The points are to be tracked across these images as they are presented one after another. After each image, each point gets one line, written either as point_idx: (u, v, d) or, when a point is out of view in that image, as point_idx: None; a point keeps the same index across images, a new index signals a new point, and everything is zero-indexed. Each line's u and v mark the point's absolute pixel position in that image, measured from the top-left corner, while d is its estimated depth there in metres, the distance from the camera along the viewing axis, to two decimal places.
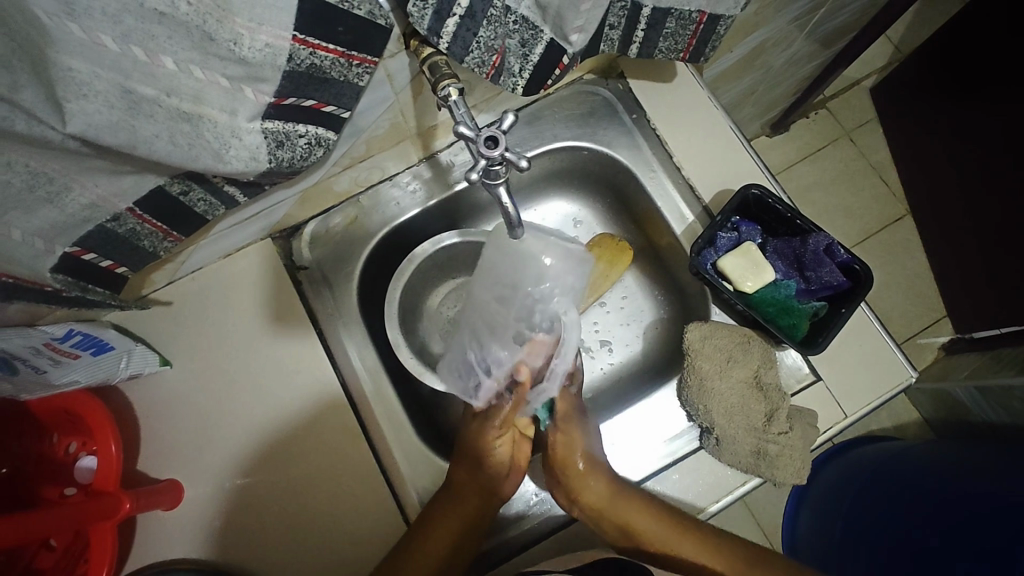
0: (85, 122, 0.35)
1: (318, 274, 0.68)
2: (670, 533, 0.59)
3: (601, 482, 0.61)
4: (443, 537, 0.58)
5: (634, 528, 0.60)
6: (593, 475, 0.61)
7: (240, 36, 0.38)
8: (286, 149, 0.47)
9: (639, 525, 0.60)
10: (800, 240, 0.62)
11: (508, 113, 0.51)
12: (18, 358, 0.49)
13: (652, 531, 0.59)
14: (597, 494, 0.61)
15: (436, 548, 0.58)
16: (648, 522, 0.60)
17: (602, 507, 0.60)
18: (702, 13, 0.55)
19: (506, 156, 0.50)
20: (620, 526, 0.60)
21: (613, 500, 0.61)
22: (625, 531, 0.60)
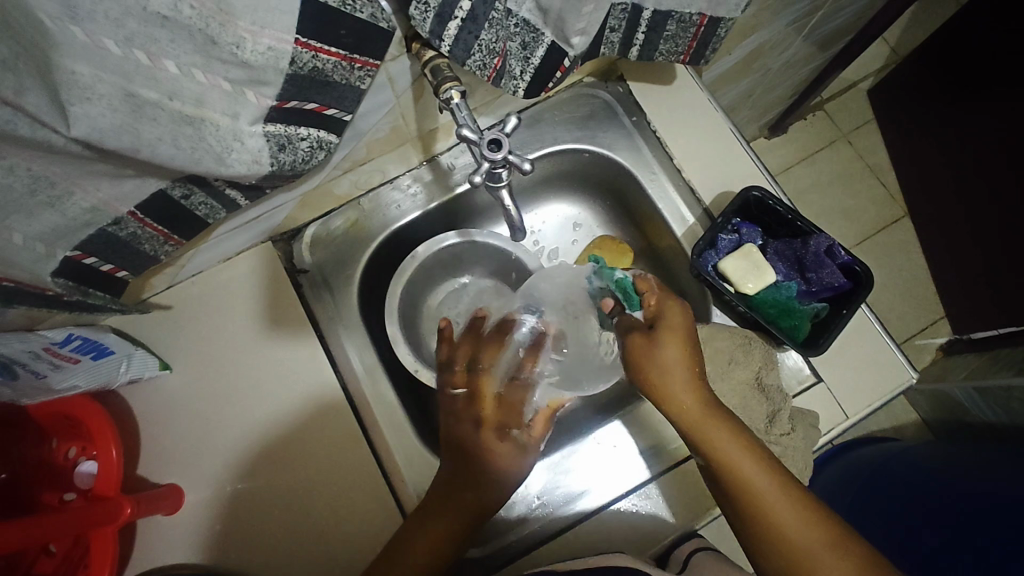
0: (90, 125, 0.35)
1: (319, 277, 0.68)
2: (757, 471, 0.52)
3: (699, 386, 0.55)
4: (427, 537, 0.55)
5: (712, 443, 0.53)
6: (689, 394, 0.54)
7: (243, 39, 0.38)
8: (288, 153, 0.47)
9: (729, 452, 0.52)
10: (800, 242, 0.63)
11: (512, 115, 0.51)
12: (17, 362, 0.48)
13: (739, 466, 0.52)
14: (684, 395, 0.54)
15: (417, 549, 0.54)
16: (721, 431, 0.53)
17: (690, 415, 0.54)
18: (702, 15, 0.55)
19: (510, 159, 0.51)
20: (716, 458, 0.53)
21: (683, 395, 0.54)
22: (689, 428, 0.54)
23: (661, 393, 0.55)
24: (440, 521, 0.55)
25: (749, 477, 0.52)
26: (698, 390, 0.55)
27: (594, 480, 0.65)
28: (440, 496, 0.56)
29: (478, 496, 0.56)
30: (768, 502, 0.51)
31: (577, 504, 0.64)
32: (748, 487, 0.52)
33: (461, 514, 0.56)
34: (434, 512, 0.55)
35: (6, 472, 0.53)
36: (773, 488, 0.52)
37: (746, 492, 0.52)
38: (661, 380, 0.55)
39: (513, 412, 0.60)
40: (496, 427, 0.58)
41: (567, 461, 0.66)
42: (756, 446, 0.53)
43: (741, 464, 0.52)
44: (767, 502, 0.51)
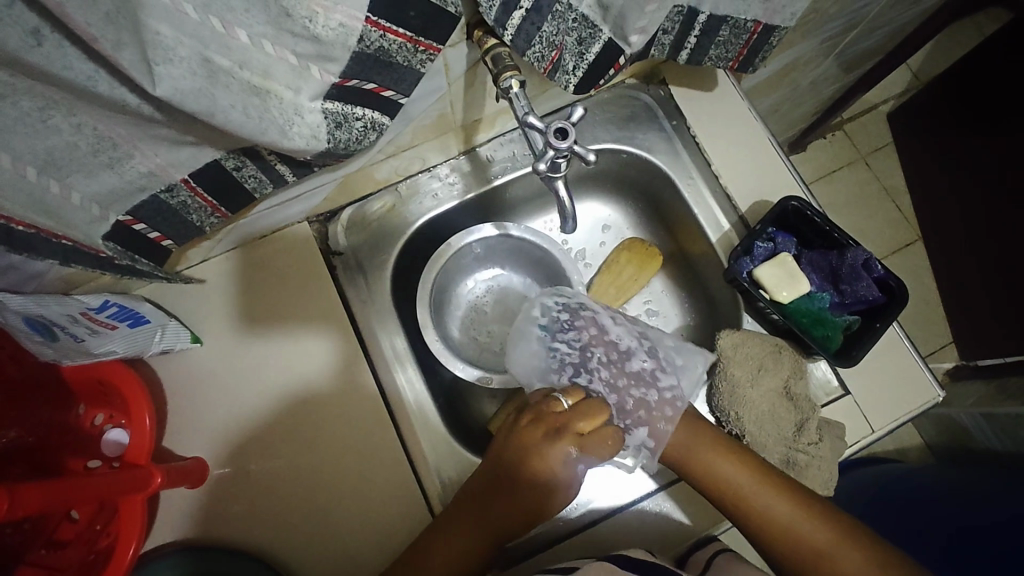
0: (172, 86, 0.35)
1: (353, 261, 0.68)
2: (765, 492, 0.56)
3: (744, 464, 0.58)
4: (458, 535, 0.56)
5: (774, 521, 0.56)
6: (734, 466, 0.57)
7: (315, 14, 0.38)
8: (343, 131, 0.47)
9: (789, 522, 0.55)
10: (836, 254, 0.62)
11: (577, 106, 0.51)
12: (56, 326, 0.49)
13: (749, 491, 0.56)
14: (730, 475, 0.57)
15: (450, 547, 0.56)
16: (766, 495, 0.56)
17: (744, 492, 0.56)
18: (757, 22, 0.55)
19: (573, 149, 0.50)
20: (780, 533, 0.56)
21: (743, 483, 0.57)
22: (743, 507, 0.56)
23: (705, 475, 0.58)
24: (467, 531, 0.56)
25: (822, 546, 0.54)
26: (746, 466, 0.57)
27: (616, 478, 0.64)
28: (461, 512, 0.57)
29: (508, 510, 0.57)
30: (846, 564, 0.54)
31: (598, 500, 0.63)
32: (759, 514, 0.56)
33: (488, 527, 0.57)
34: (455, 526, 0.56)
35: (33, 437, 0.52)
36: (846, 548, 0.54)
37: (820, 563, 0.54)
38: (710, 466, 0.58)
39: (597, 445, 0.58)
40: (554, 428, 0.58)
41: None
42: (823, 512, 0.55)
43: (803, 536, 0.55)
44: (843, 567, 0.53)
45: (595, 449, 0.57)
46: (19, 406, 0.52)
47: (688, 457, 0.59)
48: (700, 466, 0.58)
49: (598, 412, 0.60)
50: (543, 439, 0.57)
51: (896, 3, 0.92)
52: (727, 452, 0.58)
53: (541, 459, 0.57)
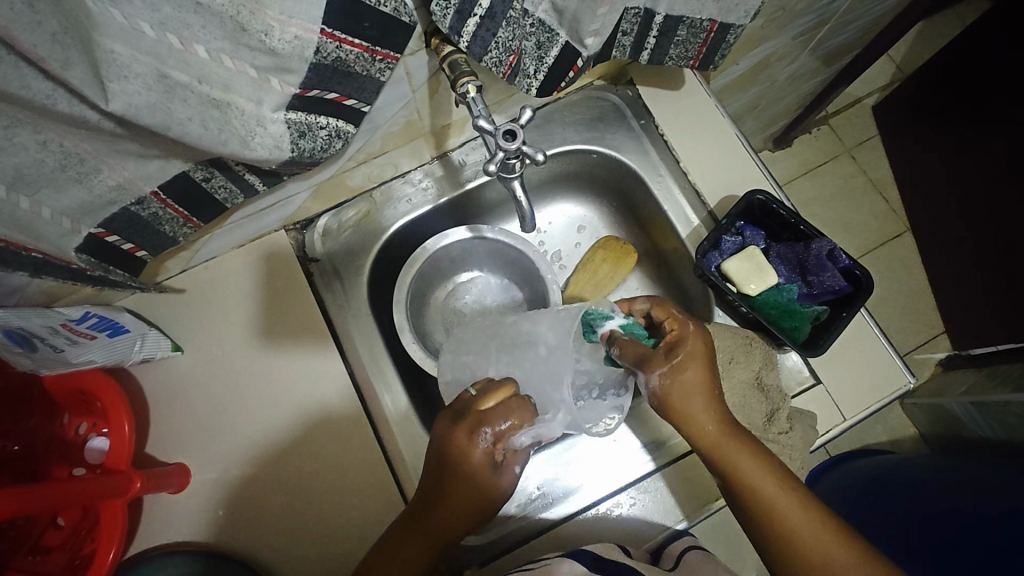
0: (127, 101, 0.37)
1: (330, 266, 0.70)
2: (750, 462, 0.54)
3: (721, 416, 0.55)
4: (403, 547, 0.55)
5: (740, 472, 0.53)
6: (714, 419, 0.55)
7: (271, 28, 0.39)
8: (308, 140, 0.49)
9: (754, 476, 0.53)
10: (802, 245, 0.64)
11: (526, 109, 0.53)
12: (36, 337, 0.50)
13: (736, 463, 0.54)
14: (706, 429, 0.55)
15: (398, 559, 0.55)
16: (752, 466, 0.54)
17: (719, 438, 0.54)
18: (712, 21, 0.57)
19: (523, 149, 0.52)
20: (744, 486, 0.53)
21: (715, 430, 0.55)
22: (714, 451, 0.54)
23: (684, 423, 0.55)
24: (415, 538, 0.55)
25: (778, 502, 0.52)
26: (723, 419, 0.55)
27: (589, 477, 0.66)
28: (422, 521, 0.55)
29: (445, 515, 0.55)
30: (796, 528, 0.52)
31: (574, 496, 0.65)
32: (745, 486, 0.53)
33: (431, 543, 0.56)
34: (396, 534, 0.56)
35: (17, 447, 0.54)
36: (800, 511, 0.52)
37: (770, 519, 0.52)
38: (684, 407, 0.55)
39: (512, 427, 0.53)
40: (474, 422, 0.53)
41: (566, 453, 0.67)
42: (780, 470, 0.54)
43: (767, 494, 0.52)
44: (795, 530, 0.52)
45: (509, 423, 0.53)
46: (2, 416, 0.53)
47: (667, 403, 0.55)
48: (678, 410, 0.55)
49: (505, 388, 0.55)
50: (459, 433, 0.53)
51: None
52: (707, 396, 0.55)
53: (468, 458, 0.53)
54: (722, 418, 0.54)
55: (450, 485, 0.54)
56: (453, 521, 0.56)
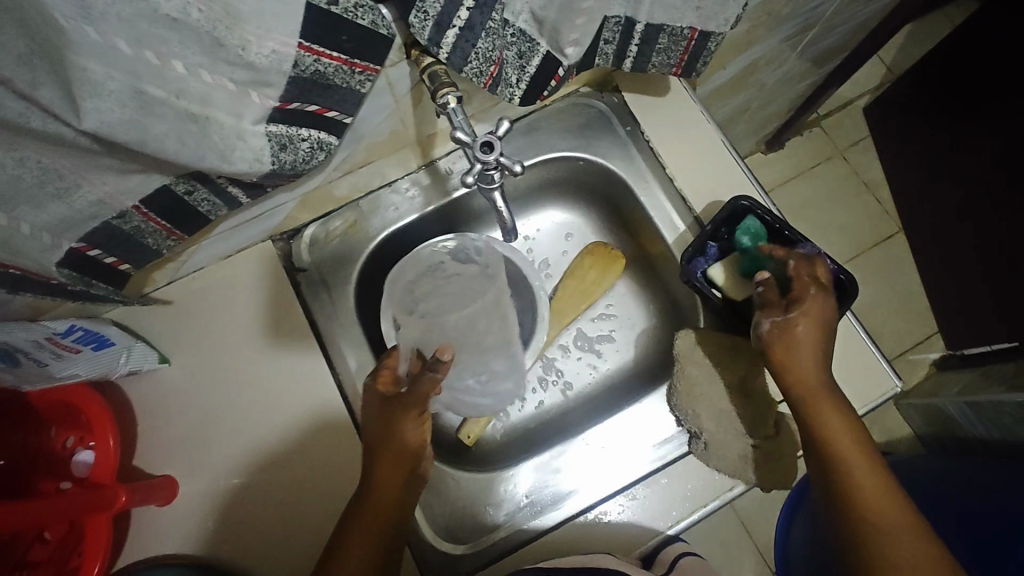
0: (101, 119, 0.37)
1: (318, 276, 0.69)
2: (853, 445, 0.52)
3: (857, 431, 0.53)
4: (371, 529, 0.53)
5: (848, 472, 0.51)
6: (842, 417, 0.54)
7: (247, 42, 0.40)
8: (289, 152, 0.49)
9: (867, 487, 0.51)
10: (787, 250, 0.64)
11: (503, 120, 0.53)
12: (20, 351, 0.50)
13: (847, 453, 0.52)
14: (839, 398, 0.55)
15: (365, 540, 0.53)
16: (857, 458, 0.52)
17: (835, 443, 0.53)
18: (693, 29, 0.57)
19: (501, 161, 0.52)
20: (845, 485, 0.51)
21: (817, 372, 0.55)
22: (810, 410, 0.54)
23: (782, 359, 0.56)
24: (363, 523, 0.53)
25: (885, 522, 0.49)
26: (848, 423, 0.54)
27: (580, 483, 0.65)
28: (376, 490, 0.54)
29: (397, 481, 0.54)
30: (889, 523, 0.49)
31: (565, 503, 0.65)
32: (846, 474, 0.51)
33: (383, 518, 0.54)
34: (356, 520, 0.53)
35: (4, 460, 0.55)
36: (917, 545, 0.48)
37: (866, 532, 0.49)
38: (791, 355, 0.55)
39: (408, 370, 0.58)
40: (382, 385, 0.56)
41: (556, 460, 0.67)
42: (899, 498, 0.50)
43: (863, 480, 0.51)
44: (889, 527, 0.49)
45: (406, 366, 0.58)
46: None
47: (795, 372, 0.55)
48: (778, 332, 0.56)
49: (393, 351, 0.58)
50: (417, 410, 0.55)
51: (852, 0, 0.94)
52: (831, 392, 0.55)
53: (420, 426, 0.55)
54: (864, 435, 0.53)
55: (383, 479, 0.54)
56: (401, 492, 0.55)
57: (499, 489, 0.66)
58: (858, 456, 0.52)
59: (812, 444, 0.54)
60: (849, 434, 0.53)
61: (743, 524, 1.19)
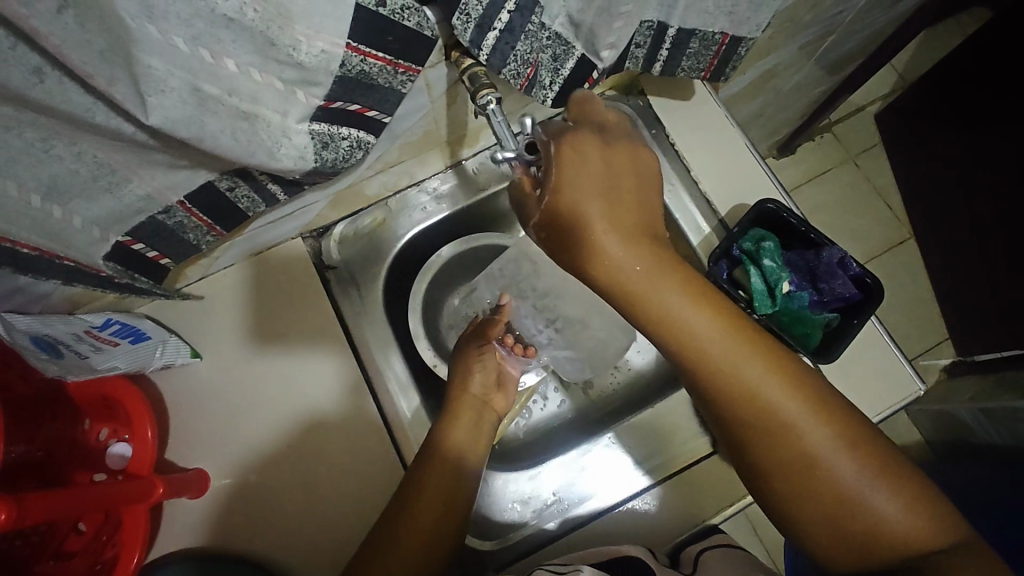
0: (164, 116, 0.38)
1: (347, 273, 0.71)
2: (737, 355, 0.49)
3: (768, 360, 0.49)
4: (433, 500, 0.57)
5: (736, 386, 0.49)
6: (722, 342, 0.48)
7: (298, 42, 0.40)
8: (330, 151, 0.50)
9: (766, 395, 0.49)
10: (813, 253, 0.65)
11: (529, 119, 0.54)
12: (61, 343, 0.52)
13: (744, 375, 0.49)
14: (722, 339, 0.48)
15: (427, 513, 0.57)
16: (754, 374, 0.49)
17: (757, 390, 0.49)
18: (724, 34, 0.58)
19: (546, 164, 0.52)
20: (743, 394, 0.49)
21: (680, 305, 0.48)
22: (682, 347, 0.49)
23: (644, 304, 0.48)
24: (431, 499, 0.57)
25: (790, 441, 0.49)
26: (756, 352, 0.49)
27: (604, 481, 0.66)
28: (430, 467, 0.59)
29: (463, 464, 0.61)
30: (795, 432, 0.48)
31: (590, 501, 0.65)
32: (742, 391, 0.49)
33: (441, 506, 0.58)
34: (417, 496, 0.57)
35: (39, 451, 0.54)
36: (841, 453, 0.48)
37: (799, 475, 0.49)
38: (653, 294, 0.47)
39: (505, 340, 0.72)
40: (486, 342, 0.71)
41: (582, 459, 0.67)
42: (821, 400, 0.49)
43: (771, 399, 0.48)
44: (794, 440, 0.48)
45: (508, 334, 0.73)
46: (22, 421, 0.53)
47: (667, 314, 0.48)
48: (587, 250, 0.47)
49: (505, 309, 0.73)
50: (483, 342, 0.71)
51: (870, 9, 0.95)
52: (705, 298, 0.49)
53: (484, 357, 0.69)
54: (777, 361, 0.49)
55: (444, 458, 0.60)
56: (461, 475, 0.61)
57: (525, 486, 0.66)
58: (756, 360, 0.49)
59: (718, 390, 0.50)
60: (728, 348, 0.48)
61: (754, 527, 1.19)
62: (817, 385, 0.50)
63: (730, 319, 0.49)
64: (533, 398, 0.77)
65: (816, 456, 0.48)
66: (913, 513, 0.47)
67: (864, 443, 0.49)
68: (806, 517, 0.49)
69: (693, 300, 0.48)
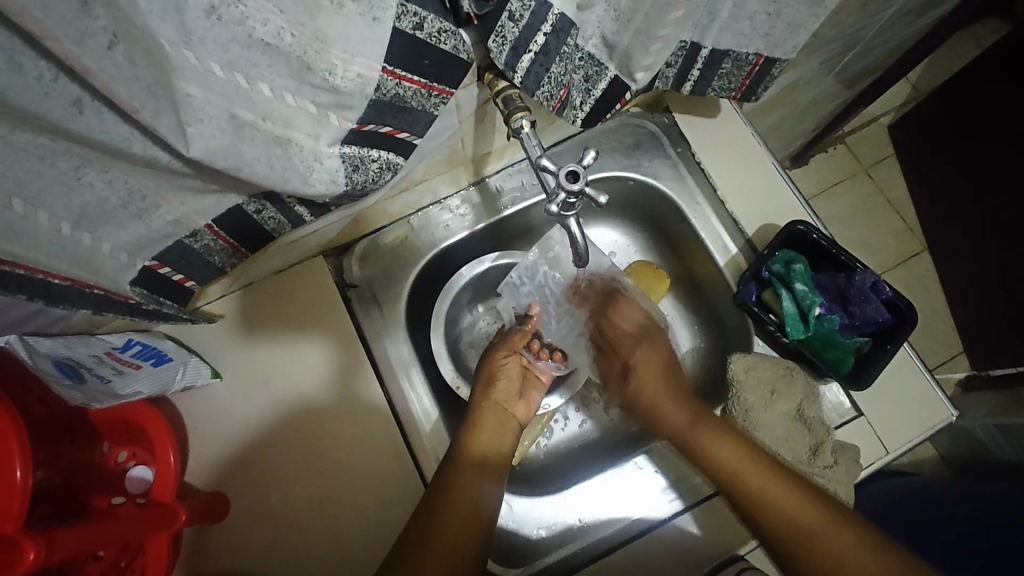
0: (203, 146, 0.37)
1: (368, 292, 0.70)
2: (777, 486, 0.58)
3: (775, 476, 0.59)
4: (453, 523, 0.56)
5: (774, 509, 0.57)
6: (740, 456, 0.60)
7: (335, 66, 0.38)
8: (361, 173, 0.48)
9: (791, 522, 0.57)
10: (844, 276, 0.64)
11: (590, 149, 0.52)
12: (83, 366, 0.52)
13: (776, 495, 0.58)
14: (738, 461, 0.60)
15: (445, 537, 0.55)
16: (756, 476, 0.59)
17: (793, 515, 0.57)
18: (758, 55, 0.58)
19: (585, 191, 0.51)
20: (728, 474, 0.60)
21: (709, 434, 0.63)
22: (737, 485, 0.59)
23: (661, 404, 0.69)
24: (451, 521, 0.56)
25: (811, 539, 0.56)
26: (789, 487, 0.58)
27: (629, 505, 0.66)
28: (452, 487, 0.58)
29: (478, 481, 0.60)
30: (809, 525, 0.56)
31: (616, 526, 0.65)
32: (764, 505, 0.58)
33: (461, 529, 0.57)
34: (435, 516, 0.56)
35: (60, 477, 0.53)
36: (803, 504, 0.57)
37: (795, 530, 0.56)
38: (711, 442, 0.62)
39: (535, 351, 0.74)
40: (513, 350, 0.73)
41: (606, 483, 0.68)
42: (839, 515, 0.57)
43: (749, 484, 0.59)
44: (813, 538, 0.56)
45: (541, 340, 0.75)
46: (46, 444, 0.53)
47: (727, 461, 0.60)
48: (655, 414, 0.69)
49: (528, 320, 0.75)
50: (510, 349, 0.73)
51: (893, 24, 0.94)
52: (762, 470, 0.59)
53: (509, 363, 0.72)
54: (812, 498, 0.57)
55: (462, 476, 0.59)
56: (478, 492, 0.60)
57: (551, 511, 0.66)
58: (772, 482, 0.58)
59: (721, 479, 0.61)
60: (748, 462, 0.60)
61: None
62: (815, 492, 0.58)
63: (778, 472, 0.59)
64: (555, 418, 0.77)
65: (824, 540, 0.56)
66: (897, 572, 0.54)
67: (863, 539, 0.56)
68: (777, 546, 0.57)
69: (699, 430, 0.64)
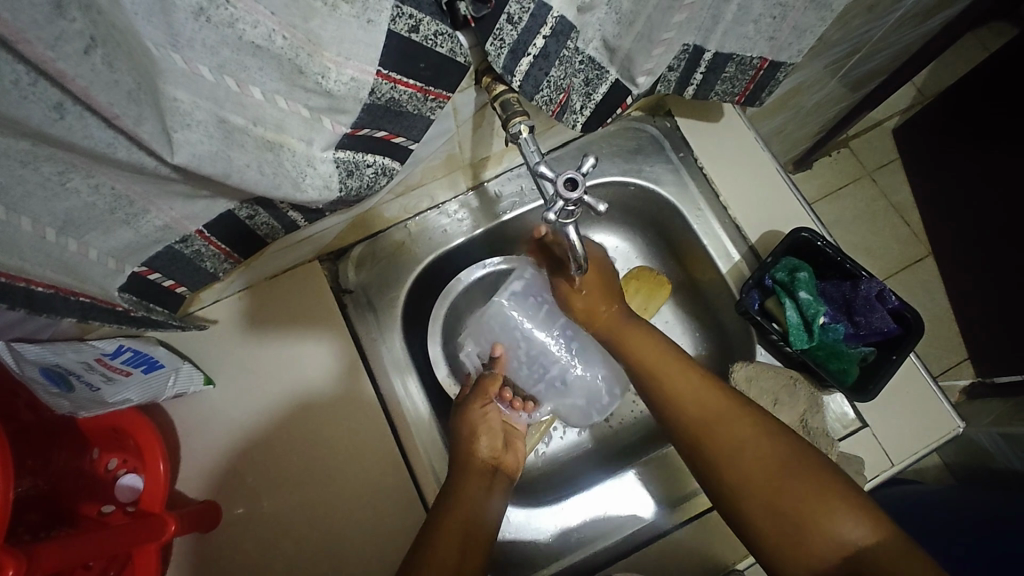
0: (190, 152, 0.36)
1: (364, 297, 0.69)
2: (707, 398, 0.59)
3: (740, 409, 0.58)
4: (455, 540, 0.53)
5: (690, 409, 0.59)
6: (679, 367, 0.62)
7: (328, 70, 0.37)
8: (354, 179, 0.47)
9: (714, 433, 0.57)
10: (850, 285, 0.63)
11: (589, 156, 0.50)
12: (72, 373, 0.50)
13: (693, 404, 0.59)
14: (710, 406, 0.58)
15: (450, 550, 0.52)
16: (687, 384, 0.60)
17: (722, 428, 0.57)
18: (763, 59, 0.57)
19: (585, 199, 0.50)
20: (667, 389, 0.61)
21: (666, 362, 0.62)
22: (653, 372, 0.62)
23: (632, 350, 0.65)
24: (452, 537, 0.53)
25: (728, 441, 0.56)
26: (709, 390, 0.59)
27: (629, 516, 0.65)
28: (456, 500, 0.57)
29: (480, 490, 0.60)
30: (731, 440, 0.56)
31: (615, 536, 0.64)
32: (682, 402, 0.60)
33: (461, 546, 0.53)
34: (440, 525, 0.54)
35: (47, 485, 0.52)
36: (743, 428, 0.56)
37: (746, 477, 0.55)
38: (644, 348, 0.64)
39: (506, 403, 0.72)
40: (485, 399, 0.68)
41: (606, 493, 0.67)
42: (790, 445, 0.55)
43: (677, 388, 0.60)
44: (732, 445, 0.56)
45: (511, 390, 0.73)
46: (32, 452, 0.52)
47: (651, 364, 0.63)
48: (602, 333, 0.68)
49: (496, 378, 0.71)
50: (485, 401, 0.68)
51: (898, 28, 0.93)
52: (686, 367, 0.62)
53: (488, 416, 0.67)
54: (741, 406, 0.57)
55: (466, 487, 0.59)
56: (477, 499, 0.58)
57: (549, 521, 0.65)
58: (697, 385, 0.60)
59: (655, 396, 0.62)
60: (670, 366, 0.62)
61: None
62: (747, 411, 0.57)
63: (700, 380, 0.60)
64: (554, 426, 0.76)
65: (743, 448, 0.56)
66: (873, 527, 0.49)
67: (820, 474, 0.52)
68: (712, 469, 0.57)
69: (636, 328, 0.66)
